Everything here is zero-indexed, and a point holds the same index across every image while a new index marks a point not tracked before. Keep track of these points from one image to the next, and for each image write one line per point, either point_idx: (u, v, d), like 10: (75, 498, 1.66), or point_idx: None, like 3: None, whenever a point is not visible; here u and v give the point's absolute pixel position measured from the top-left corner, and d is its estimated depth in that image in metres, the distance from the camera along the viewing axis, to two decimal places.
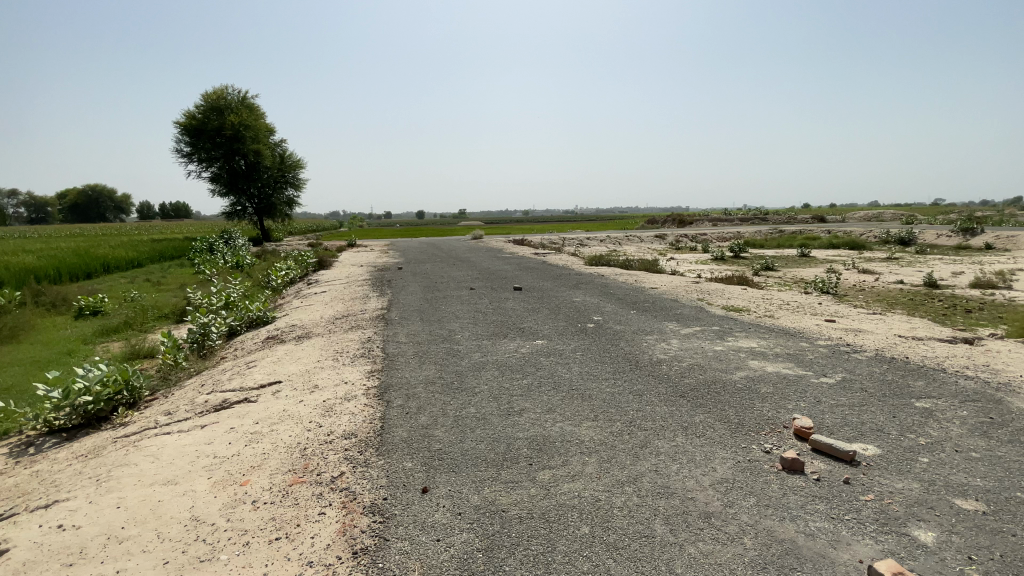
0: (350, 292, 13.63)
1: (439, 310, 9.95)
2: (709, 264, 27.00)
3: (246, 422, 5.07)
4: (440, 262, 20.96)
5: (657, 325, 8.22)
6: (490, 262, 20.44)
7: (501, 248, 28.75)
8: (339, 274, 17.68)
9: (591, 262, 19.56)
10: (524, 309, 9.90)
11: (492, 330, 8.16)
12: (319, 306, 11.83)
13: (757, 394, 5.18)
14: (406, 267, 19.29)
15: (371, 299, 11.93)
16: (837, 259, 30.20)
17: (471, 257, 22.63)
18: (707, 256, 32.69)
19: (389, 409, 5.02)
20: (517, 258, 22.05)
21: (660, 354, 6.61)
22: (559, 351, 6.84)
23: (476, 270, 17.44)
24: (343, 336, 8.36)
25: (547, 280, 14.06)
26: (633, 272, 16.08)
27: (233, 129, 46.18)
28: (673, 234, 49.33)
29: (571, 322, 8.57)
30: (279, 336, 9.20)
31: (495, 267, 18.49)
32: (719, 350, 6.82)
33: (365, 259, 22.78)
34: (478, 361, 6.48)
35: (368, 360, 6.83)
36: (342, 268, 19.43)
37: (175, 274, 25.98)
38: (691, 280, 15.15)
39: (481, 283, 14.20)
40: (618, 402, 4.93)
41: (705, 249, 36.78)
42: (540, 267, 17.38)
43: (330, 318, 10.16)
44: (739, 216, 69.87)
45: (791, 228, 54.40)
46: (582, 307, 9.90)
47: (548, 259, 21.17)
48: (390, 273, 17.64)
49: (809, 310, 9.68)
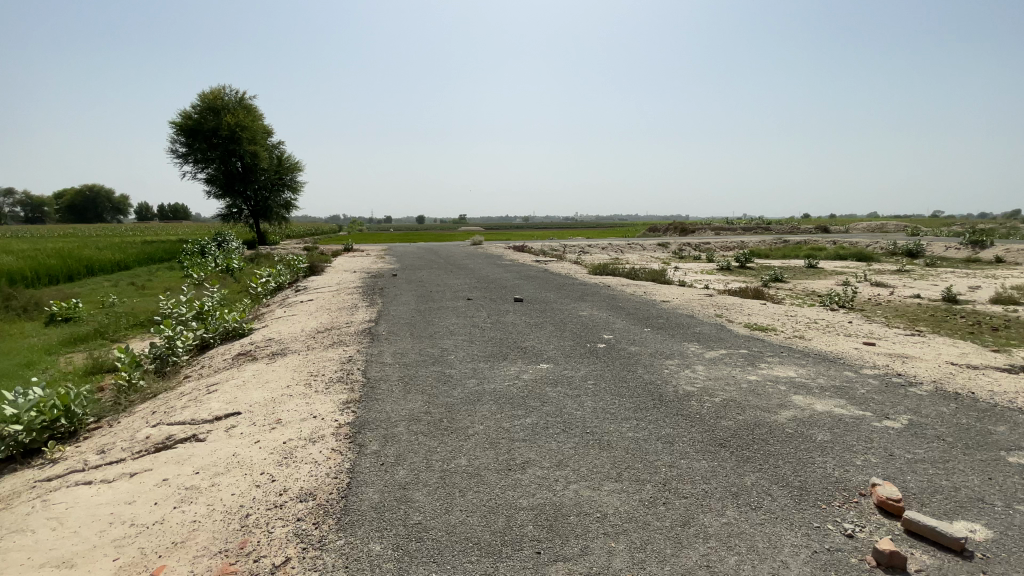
0: (337, 300, 12.66)
1: (431, 325, 8.98)
2: (716, 274, 26.04)
3: (182, 473, 4.11)
4: (437, 269, 19.99)
5: (676, 347, 7.26)
6: (489, 269, 19.47)
7: (501, 255, 27.76)
8: (330, 281, 16.74)
9: (595, 271, 18.59)
10: (526, 324, 8.92)
11: (490, 350, 7.18)
12: (302, 316, 10.87)
13: (813, 444, 4.23)
14: (401, 273, 18.33)
15: (358, 310, 10.96)
16: (848, 271, 29.25)
17: (470, 264, 21.68)
18: (712, 266, 31.74)
19: (361, 459, 4.04)
20: (517, 265, 21.12)
21: (685, 384, 5.65)
22: (568, 378, 5.86)
23: (475, 279, 16.45)
24: (321, 355, 7.38)
25: (550, 291, 13.09)
26: (641, 283, 15.14)
27: (230, 130, 45.37)
28: (676, 242, 48.51)
29: (579, 341, 7.60)
30: (252, 352, 8.25)
31: (494, 275, 17.51)
32: (752, 381, 5.87)
33: (359, 265, 21.80)
34: (474, 390, 5.51)
35: (345, 387, 5.85)
36: (333, 274, 18.45)
37: (162, 277, 25.08)
38: (704, 292, 14.20)
39: (479, 292, 13.23)
40: (644, 454, 3.96)
41: (710, 258, 35.83)
42: (542, 276, 16.41)
43: (311, 331, 9.19)
44: (742, 225, 68.93)
45: (796, 238, 53.44)
46: (590, 322, 8.92)
47: (550, 267, 20.18)
48: (384, 280, 16.69)
49: (842, 331, 8.71)
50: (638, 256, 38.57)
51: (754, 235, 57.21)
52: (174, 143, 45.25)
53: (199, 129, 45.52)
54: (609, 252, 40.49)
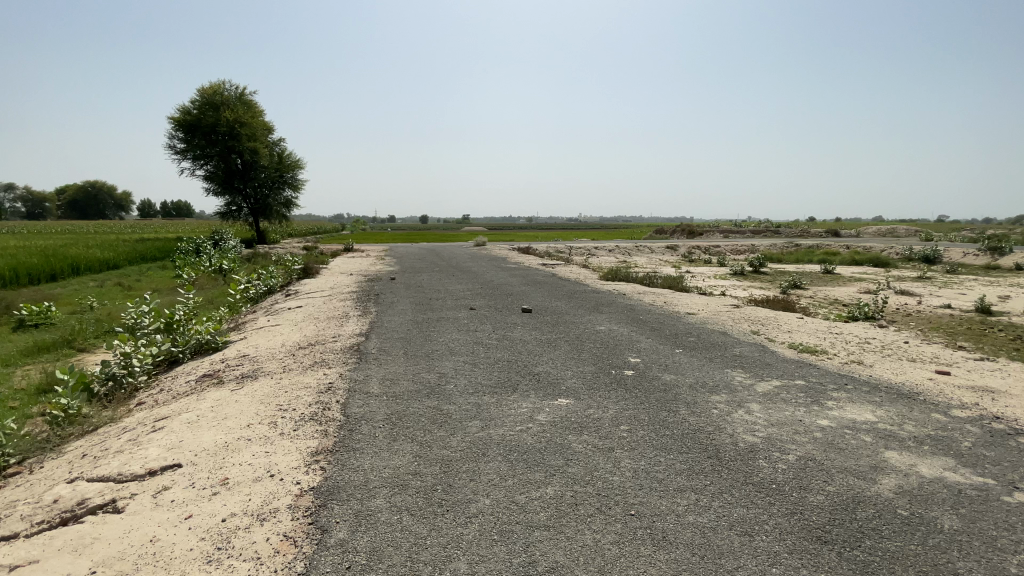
0: (327, 308, 11.54)
1: (429, 341, 7.84)
2: (731, 280, 24.81)
3: (75, 572, 2.98)
4: (437, 272, 18.85)
5: (717, 376, 6.10)
6: (493, 273, 18.32)
7: (504, 257, 26.56)
8: (323, 285, 15.63)
9: (607, 276, 17.40)
10: (537, 341, 7.76)
11: (496, 377, 6.03)
12: (285, 326, 9.74)
13: (945, 541, 3.09)
14: (399, 277, 17.19)
15: (349, 320, 9.84)
16: (867, 277, 28.00)
17: (472, 267, 20.50)
18: (725, 271, 30.46)
19: (323, 554, 2.91)
20: (522, 269, 19.95)
21: (743, 433, 4.51)
22: (595, 420, 4.71)
23: (478, 284, 15.32)
24: (298, 379, 6.26)
25: (559, 300, 11.94)
26: (658, 290, 14.01)
27: (228, 126, 44.34)
28: (684, 245, 47.27)
29: (601, 366, 6.44)
30: (221, 372, 7.14)
31: (498, 280, 16.36)
32: (824, 427, 4.73)
33: (356, 267, 20.66)
34: (478, 437, 4.36)
35: (318, 428, 4.73)
36: (327, 277, 17.32)
37: (152, 277, 24.00)
38: (727, 301, 13.04)
39: (483, 300, 12.09)
40: (719, 557, 2.82)
41: (721, 262, 34.55)
42: (550, 282, 15.25)
43: (293, 345, 8.08)
44: (751, 228, 67.55)
45: (807, 241, 52.09)
46: (610, 341, 7.75)
47: (558, 272, 19.00)
48: (380, 284, 15.58)
49: (902, 354, 7.55)
50: (645, 259, 37.32)
51: (763, 239, 55.78)
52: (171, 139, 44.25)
53: (197, 124, 44.50)
54: (616, 254, 39.23)
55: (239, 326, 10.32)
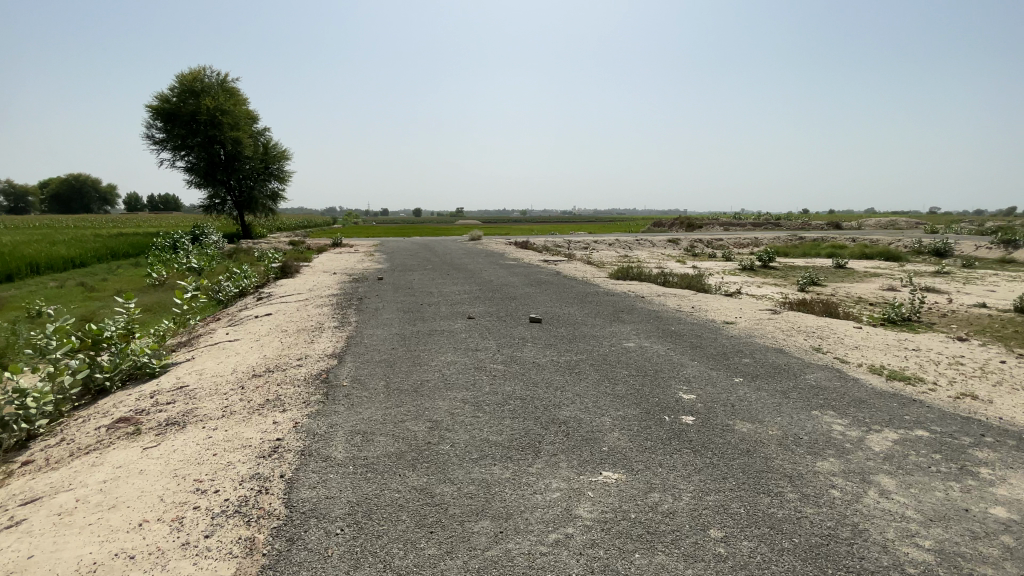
0: (301, 316, 9.85)
1: (417, 365, 6.19)
2: (743, 276, 23.20)
3: None
4: (429, 270, 17.11)
5: (807, 427, 4.49)
6: (492, 271, 16.65)
7: (500, 253, 24.82)
8: (302, 287, 13.94)
9: (616, 275, 15.73)
10: (555, 366, 6.10)
11: (509, 428, 4.37)
12: (243, 342, 8.04)
13: None
14: (387, 277, 15.48)
15: (322, 335, 8.15)
16: (884, 273, 26.54)
17: (469, 264, 18.75)
18: (734, 266, 28.91)
19: None
20: (522, 266, 18.27)
21: (900, 545, 2.92)
22: (669, 519, 3.08)
23: (475, 284, 13.64)
24: (238, 430, 4.60)
25: (570, 304, 10.31)
26: (679, 291, 12.45)
27: (209, 114, 42.22)
28: (687, 238, 45.74)
29: (647, 408, 4.80)
30: (145, 415, 5.46)
31: (497, 279, 14.67)
32: (1007, 528, 3.17)
33: (340, 265, 18.86)
34: (491, 561, 2.72)
35: (243, 534, 3.08)
36: (306, 277, 15.55)
37: (120, 276, 22.11)
38: (760, 305, 11.48)
39: (482, 304, 10.42)
40: None
41: (727, 256, 32.97)
42: (556, 283, 13.61)
43: (246, 372, 6.40)
44: (750, 221, 66.12)
45: (811, 234, 50.71)
46: (648, 365, 6.10)
47: (561, 270, 17.31)
48: (366, 285, 13.88)
49: (1013, 381, 6.01)
50: (647, 254, 35.61)
51: (765, 231, 54.34)
52: (148, 128, 41.93)
53: (176, 113, 42.23)
54: (617, 249, 37.51)
55: (190, 342, 8.61)
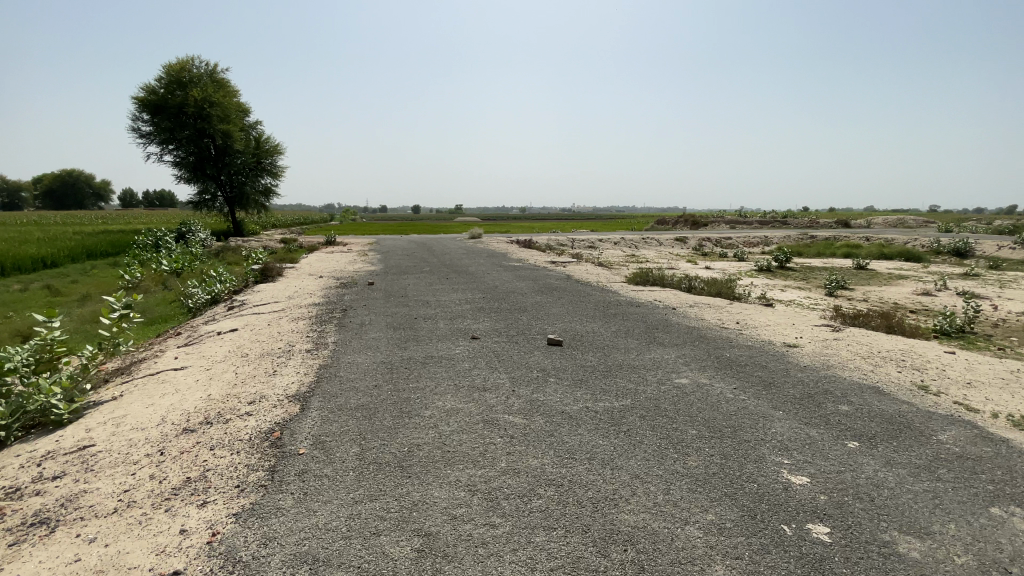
0: (271, 333, 8.19)
1: (406, 418, 4.55)
2: (764, 279, 21.61)
3: None
4: (425, 274, 15.43)
5: (1005, 551, 2.88)
6: (496, 275, 15.02)
7: (502, 253, 23.10)
8: (281, 293, 12.29)
9: (635, 279, 14.08)
10: (593, 419, 4.46)
11: (545, 554, 2.74)
12: (191, 372, 6.39)
13: None
14: (379, 281, 13.81)
15: (288, 361, 6.52)
16: (911, 275, 24.93)
17: (470, 267, 17.11)
18: (750, 267, 27.30)
19: None
20: (528, 269, 16.59)
21: None
22: None
23: (478, 291, 12.01)
24: (122, 549, 2.98)
25: (592, 318, 8.65)
26: (713, 301, 10.85)
27: (197, 106, 40.37)
28: (694, 236, 44.16)
29: (750, 507, 3.16)
30: (15, 500, 3.82)
31: (502, 284, 13.03)
32: None
33: (328, 267, 17.12)
34: None
35: None
36: (288, 282, 13.90)
37: (92, 277, 20.39)
38: (809, 319, 9.88)
39: (489, 317, 8.78)
40: None
41: (741, 256, 31.28)
42: (569, 290, 11.95)
43: (176, 427, 4.75)
44: (757, 218, 64.39)
45: (822, 233, 49.05)
46: (720, 422, 4.45)
47: (572, 273, 15.64)
48: (354, 292, 12.23)
49: None
50: (655, 254, 33.94)
51: (774, 230, 52.69)
52: (134, 120, 40.03)
53: (162, 104, 40.33)
54: (623, 248, 35.79)
55: (127, 371, 6.94)
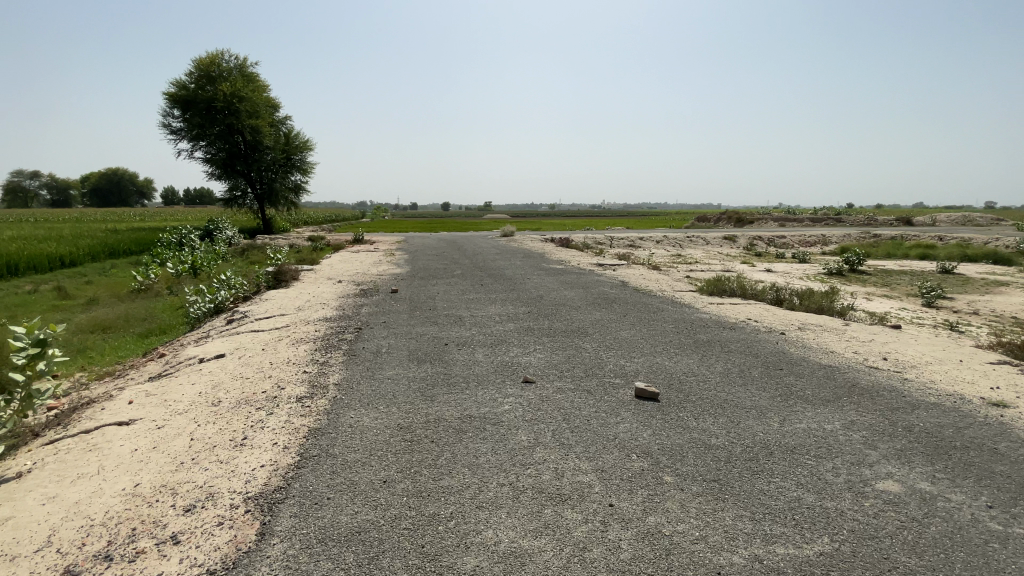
0: (260, 363, 6.30)
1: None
2: (842, 286, 18.82)
3: None
4: (457, 278, 13.45)
5: None
6: (540, 280, 12.95)
7: (541, 254, 20.89)
8: (290, 301, 10.50)
9: (706, 287, 11.79)
10: None
11: None
12: (135, 434, 4.52)
13: None
14: (404, 287, 11.91)
15: (268, 417, 4.58)
16: (1012, 281, 21.59)
17: (508, 270, 15.08)
18: (817, 270, 24.34)
19: None
20: (574, 273, 14.37)
21: None
22: None
23: (522, 302, 9.96)
24: None
25: (683, 351, 6.45)
26: (823, 322, 8.49)
27: (227, 101, 39.58)
28: (743, 235, 41.00)
29: None
30: None
31: (548, 293, 10.93)
32: None
33: (349, 270, 15.32)
34: None
35: None
36: (303, 287, 12.15)
37: (107, 277, 19.26)
38: (967, 351, 7.42)
39: (540, 344, 6.68)
40: None
41: (803, 257, 28.22)
42: (633, 303, 9.75)
43: (52, 566, 2.84)
44: (808, 216, 60.07)
45: (885, 232, 44.90)
46: None
47: (627, 279, 13.38)
48: (375, 301, 10.35)
49: None
50: (705, 255, 31.10)
51: (829, 228, 48.77)
52: (165, 116, 39.48)
53: (192, 99, 39.61)
54: (669, 248, 33.01)
55: (64, 426, 5.09)
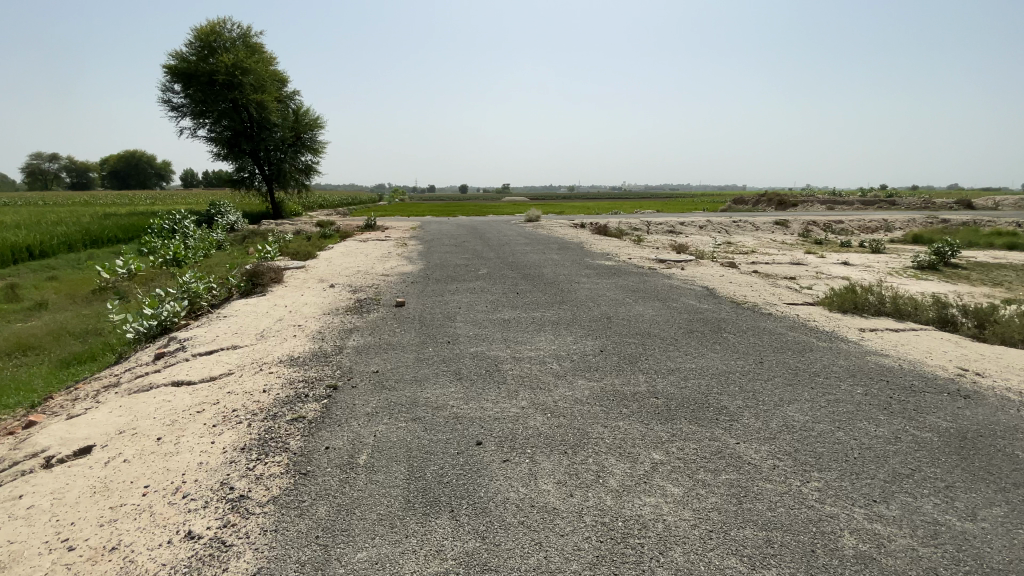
0: (128, 492, 3.30)
1: None
2: (958, 287, 15.18)
3: None
4: (484, 281, 10.32)
5: None
6: (594, 284, 9.76)
7: (579, 244, 17.63)
8: (256, 320, 7.53)
9: (831, 301, 8.48)
10: None
11: None
12: None
13: None
14: (415, 296, 8.83)
15: None
16: None
17: (547, 268, 11.90)
18: (903, 264, 20.63)
19: None
20: (633, 273, 11.05)
21: None
22: None
23: (583, 326, 6.78)
24: None
25: (954, 480, 3.24)
26: None
27: (230, 74, 36.54)
28: (794, 219, 36.93)
29: None
30: None
31: (616, 309, 7.74)
32: None
33: (349, 268, 12.31)
34: None
35: None
36: (282, 296, 9.17)
37: (75, 273, 16.58)
38: None
39: (658, 446, 3.51)
40: None
41: (878, 246, 24.44)
42: (755, 335, 6.44)
43: None
44: (857, 198, 55.33)
45: (950, 216, 40.35)
46: None
47: (710, 284, 10.09)
48: (371, 320, 7.29)
49: None
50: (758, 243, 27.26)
51: (885, 211, 44.32)
52: (165, 92, 36.61)
53: (193, 73, 36.59)
54: (715, 236, 29.24)
55: None
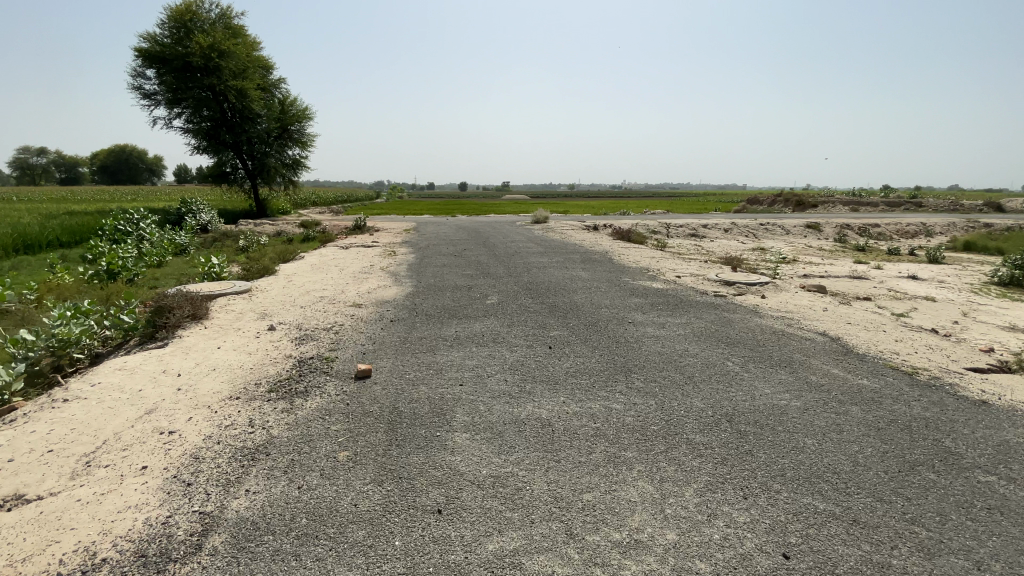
0: None
1: None
2: None
3: None
4: (494, 320, 7.11)
5: None
6: (660, 329, 6.57)
7: (606, 255, 14.45)
8: (108, 413, 4.31)
9: None
10: None
11: None
12: None
13: None
14: (390, 354, 5.64)
15: None
16: None
17: (579, 296, 8.71)
18: (982, 280, 17.52)
19: None
20: (706, 307, 7.83)
21: None
22: None
23: (694, 446, 3.57)
24: None
25: None
26: None
27: (206, 58, 33.09)
28: (824, 222, 33.84)
29: None
30: None
31: (726, 391, 4.54)
32: None
33: (311, 293, 9.07)
34: None
35: None
36: (187, 349, 5.93)
37: None
38: None
39: None
40: None
41: (937, 255, 21.37)
42: None
43: None
44: (879, 199, 52.23)
45: (988, 219, 37.32)
46: None
47: (826, 327, 6.91)
48: (305, 418, 4.09)
49: None
50: (796, 249, 24.19)
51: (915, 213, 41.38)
52: (135, 77, 33.15)
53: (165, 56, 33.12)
54: (745, 241, 26.10)
55: None
